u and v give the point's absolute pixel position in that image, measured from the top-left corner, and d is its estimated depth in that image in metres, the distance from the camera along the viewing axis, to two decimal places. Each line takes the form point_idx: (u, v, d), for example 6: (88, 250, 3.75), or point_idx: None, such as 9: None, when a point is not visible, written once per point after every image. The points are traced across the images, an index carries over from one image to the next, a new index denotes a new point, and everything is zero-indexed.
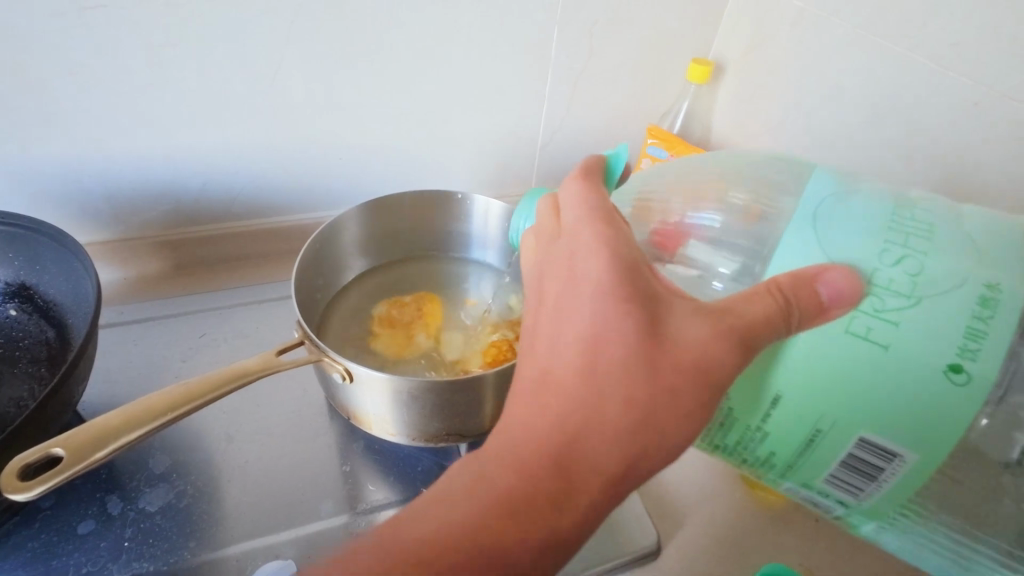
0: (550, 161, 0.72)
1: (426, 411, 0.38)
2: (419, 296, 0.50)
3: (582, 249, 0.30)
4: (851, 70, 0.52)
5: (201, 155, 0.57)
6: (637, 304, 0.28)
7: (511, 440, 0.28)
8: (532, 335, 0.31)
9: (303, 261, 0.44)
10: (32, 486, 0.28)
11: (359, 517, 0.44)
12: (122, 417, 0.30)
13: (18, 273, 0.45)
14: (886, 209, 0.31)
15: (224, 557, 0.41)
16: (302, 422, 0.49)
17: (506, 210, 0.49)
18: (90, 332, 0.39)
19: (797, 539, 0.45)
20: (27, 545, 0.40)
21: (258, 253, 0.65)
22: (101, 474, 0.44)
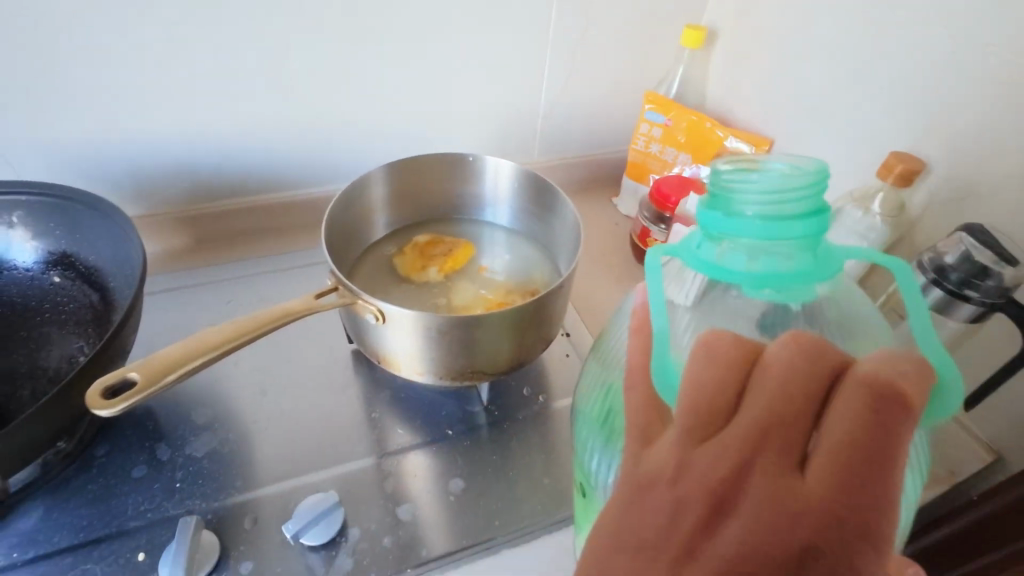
0: (552, 131, 0.75)
1: (452, 348, 0.41)
2: (457, 240, 0.54)
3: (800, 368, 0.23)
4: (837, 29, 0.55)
5: (219, 132, 0.60)
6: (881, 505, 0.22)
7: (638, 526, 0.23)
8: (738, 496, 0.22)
9: (331, 220, 0.47)
10: (119, 403, 0.30)
11: (390, 457, 0.47)
12: (188, 346, 0.33)
13: (60, 242, 0.48)
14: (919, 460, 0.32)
15: (267, 493, 0.44)
16: (332, 376, 0.53)
17: (516, 169, 0.51)
18: (139, 289, 0.41)
19: None
20: (86, 489, 0.43)
21: (275, 226, 0.68)
22: (149, 425, 0.48)
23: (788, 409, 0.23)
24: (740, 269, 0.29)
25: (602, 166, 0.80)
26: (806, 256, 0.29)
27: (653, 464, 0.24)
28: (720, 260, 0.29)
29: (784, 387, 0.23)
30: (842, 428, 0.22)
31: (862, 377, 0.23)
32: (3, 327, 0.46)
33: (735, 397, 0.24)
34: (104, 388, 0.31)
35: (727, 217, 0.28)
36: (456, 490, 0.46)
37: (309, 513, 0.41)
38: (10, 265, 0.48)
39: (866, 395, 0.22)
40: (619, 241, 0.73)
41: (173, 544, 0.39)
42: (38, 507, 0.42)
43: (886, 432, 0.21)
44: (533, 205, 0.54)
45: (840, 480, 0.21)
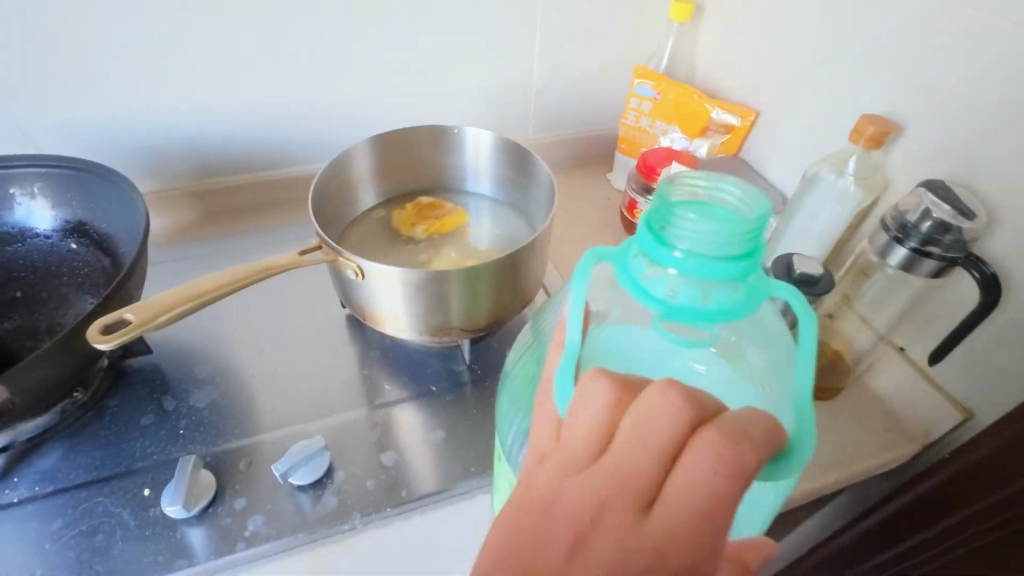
0: (545, 107, 0.76)
1: (427, 303, 0.44)
2: (457, 210, 0.57)
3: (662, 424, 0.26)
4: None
5: (222, 110, 0.63)
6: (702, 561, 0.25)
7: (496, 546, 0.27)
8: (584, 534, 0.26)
9: (319, 187, 0.49)
10: (117, 339, 0.34)
11: (377, 410, 0.50)
12: (180, 293, 0.36)
13: (75, 211, 0.52)
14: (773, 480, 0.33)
15: (262, 440, 0.48)
16: (326, 337, 0.56)
17: (496, 139, 0.54)
18: (142, 250, 0.45)
19: None
20: (99, 433, 0.48)
21: (278, 201, 0.71)
22: (157, 379, 0.52)
23: (643, 463, 0.26)
24: (660, 293, 0.29)
25: (595, 142, 0.81)
26: (725, 295, 0.28)
27: (535, 483, 0.28)
28: (645, 278, 0.29)
29: (644, 438, 0.26)
30: (688, 489, 0.25)
31: (715, 440, 0.25)
32: (25, 288, 0.50)
33: (603, 439, 0.27)
34: (105, 326, 0.35)
35: (659, 243, 0.28)
36: (437, 439, 0.49)
37: (297, 455, 0.44)
38: (32, 233, 0.52)
39: (710, 461, 0.25)
40: (610, 214, 0.75)
41: (174, 480, 0.43)
42: (57, 448, 0.46)
43: (715, 499, 0.25)
44: (514, 174, 0.56)
45: (674, 531, 0.25)
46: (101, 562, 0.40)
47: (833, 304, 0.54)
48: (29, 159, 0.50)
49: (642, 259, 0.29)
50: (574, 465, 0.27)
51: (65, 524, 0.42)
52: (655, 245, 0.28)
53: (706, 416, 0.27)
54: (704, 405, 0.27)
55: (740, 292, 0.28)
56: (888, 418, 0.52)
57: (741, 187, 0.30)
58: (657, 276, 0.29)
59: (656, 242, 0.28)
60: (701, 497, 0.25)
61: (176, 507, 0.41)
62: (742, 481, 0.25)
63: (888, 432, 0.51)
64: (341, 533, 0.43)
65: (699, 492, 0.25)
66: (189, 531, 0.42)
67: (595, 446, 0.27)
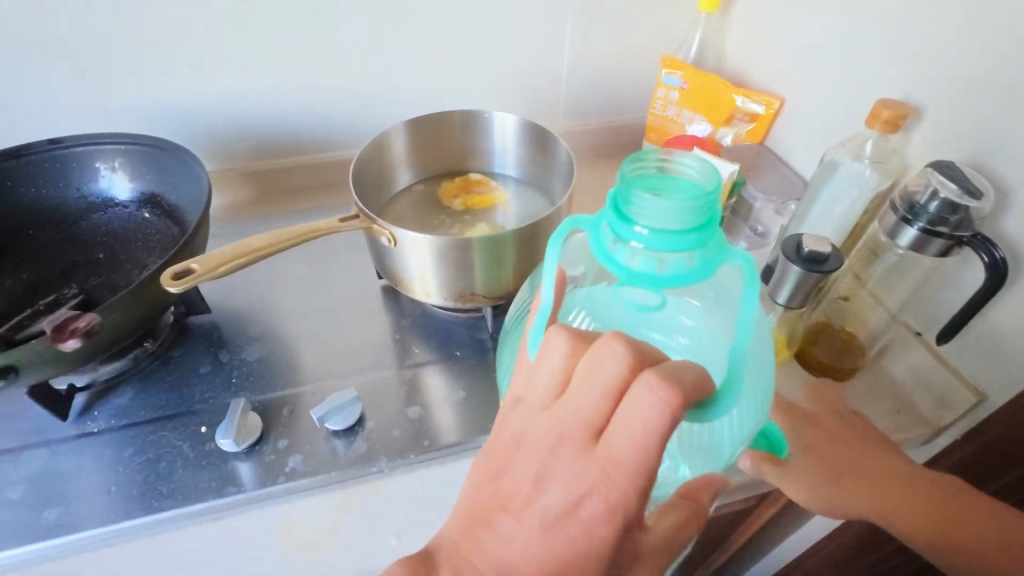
0: (575, 97, 0.79)
1: (452, 268, 0.48)
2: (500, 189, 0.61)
3: (604, 369, 0.30)
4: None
5: (276, 97, 0.69)
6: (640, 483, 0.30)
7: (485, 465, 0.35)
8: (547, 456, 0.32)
9: (359, 164, 0.54)
10: (183, 283, 0.39)
11: (405, 370, 0.55)
12: (237, 249, 0.42)
13: (149, 184, 0.59)
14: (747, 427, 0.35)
15: (303, 391, 0.53)
16: (363, 305, 0.61)
17: (521, 122, 0.57)
18: (205, 216, 0.51)
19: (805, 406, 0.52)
20: (164, 378, 0.54)
21: (325, 183, 0.77)
22: (214, 335, 0.58)
23: (589, 406, 0.31)
24: (623, 264, 0.28)
25: (625, 131, 0.83)
26: (684, 265, 0.28)
27: (513, 421, 0.34)
28: (609, 250, 0.28)
29: (595, 383, 0.31)
30: (624, 427, 0.30)
31: (651, 382, 0.29)
32: (107, 251, 0.58)
33: (562, 384, 0.32)
34: (173, 274, 0.41)
35: (621, 216, 0.27)
36: (459, 399, 0.53)
37: (333, 403, 0.49)
38: (113, 203, 0.59)
39: (643, 396, 0.29)
40: None
41: (226, 419, 0.48)
42: (130, 389, 0.53)
43: (647, 430, 0.29)
44: (538, 156, 0.59)
45: (617, 458, 0.30)
46: (164, 484, 0.46)
47: (847, 287, 0.55)
48: (112, 137, 0.57)
49: (606, 231, 0.28)
50: (538, 409, 0.33)
51: (135, 452, 0.48)
52: (618, 217, 0.27)
53: (646, 363, 0.30)
54: (645, 355, 0.31)
55: (699, 263, 0.28)
56: (902, 400, 0.52)
57: (698, 159, 0.29)
58: (620, 247, 0.28)
59: (618, 215, 0.27)
60: (635, 433, 0.29)
61: (228, 441, 0.47)
62: (673, 417, 0.29)
63: (900, 414, 0.52)
64: (370, 475, 0.48)
65: (632, 429, 0.29)
66: (238, 465, 0.47)
67: (553, 390, 0.33)
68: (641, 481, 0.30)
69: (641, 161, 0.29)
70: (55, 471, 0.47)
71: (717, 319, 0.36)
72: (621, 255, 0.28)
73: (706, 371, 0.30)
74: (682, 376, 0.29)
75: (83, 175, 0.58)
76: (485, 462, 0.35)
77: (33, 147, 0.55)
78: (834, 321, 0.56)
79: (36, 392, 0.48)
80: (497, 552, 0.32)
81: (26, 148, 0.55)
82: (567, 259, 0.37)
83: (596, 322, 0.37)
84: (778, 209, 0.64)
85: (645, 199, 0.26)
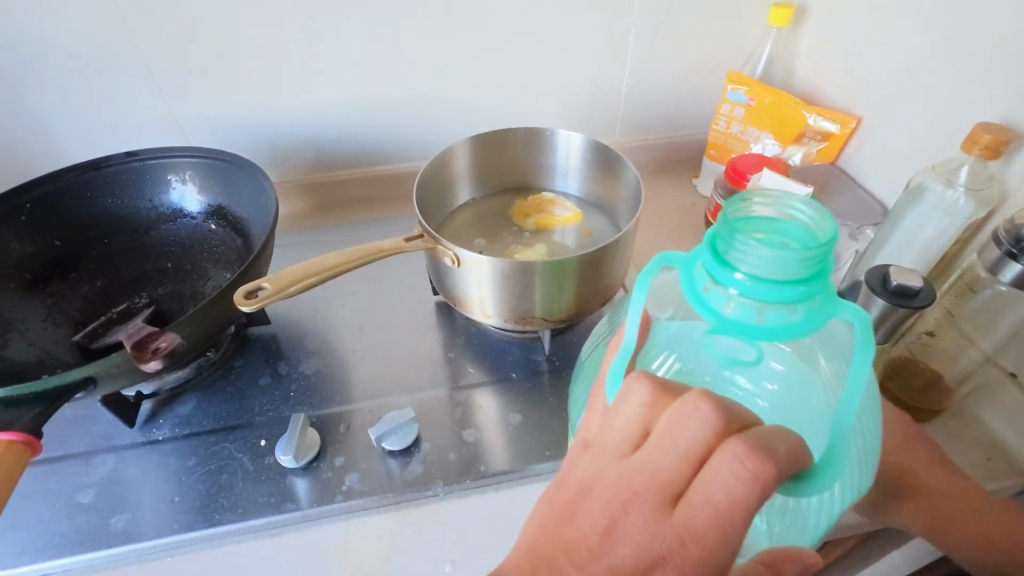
0: (634, 112, 0.77)
1: (515, 291, 0.47)
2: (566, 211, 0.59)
3: (688, 427, 0.29)
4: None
5: (338, 111, 0.70)
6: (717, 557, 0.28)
7: (553, 504, 0.33)
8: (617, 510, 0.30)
9: (423, 180, 0.54)
10: (255, 302, 0.40)
11: (460, 390, 0.54)
12: (306, 268, 0.42)
13: (216, 197, 0.60)
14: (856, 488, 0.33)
15: (358, 408, 0.53)
16: (418, 321, 0.61)
17: (586, 141, 0.56)
18: (272, 230, 0.51)
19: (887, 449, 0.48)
20: (225, 389, 0.55)
21: (380, 195, 0.78)
22: (273, 347, 0.59)
23: (669, 465, 0.29)
24: (717, 309, 0.29)
25: (683, 147, 0.81)
26: (782, 317, 0.28)
27: (582, 466, 0.33)
28: (704, 292, 0.29)
29: (676, 443, 0.29)
30: (706, 492, 0.28)
31: (738, 451, 0.27)
32: (176, 262, 0.59)
33: (638, 436, 0.31)
34: (246, 292, 0.41)
35: (721, 261, 0.28)
36: (514, 423, 0.52)
37: (391, 422, 0.49)
38: (183, 214, 0.61)
39: (729, 464, 0.27)
40: (694, 218, 0.75)
41: (287, 433, 0.49)
42: (192, 399, 0.54)
43: (731, 501, 0.27)
44: (602, 175, 0.58)
45: (695, 523, 0.28)
46: (225, 496, 0.47)
47: (934, 321, 0.51)
48: (185, 150, 0.58)
49: (702, 273, 0.30)
50: (613, 457, 0.32)
51: (198, 462, 0.49)
52: (718, 261, 0.28)
53: (734, 428, 0.28)
54: (734, 418, 0.29)
55: (801, 316, 0.28)
56: (993, 446, 0.49)
57: (811, 206, 0.29)
58: (716, 291, 0.28)
59: (718, 259, 0.28)
60: (721, 502, 0.27)
61: (288, 457, 0.47)
62: (762, 491, 0.26)
63: (990, 461, 0.48)
64: (425, 497, 0.47)
65: (717, 497, 0.27)
66: (296, 481, 0.48)
67: (632, 441, 0.31)
68: (720, 553, 0.28)
69: (744, 207, 0.29)
70: (123, 477, 0.48)
71: (819, 374, 0.34)
72: (717, 299, 0.28)
73: (802, 440, 0.28)
74: (772, 446, 0.27)
75: (156, 186, 0.60)
76: (552, 501, 0.33)
77: (112, 160, 0.58)
78: (918, 357, 0.52)
79: (107, 399, 0.49)
80: None
81: (106, 161, 0.57)
82: (658, 298, 0.38)
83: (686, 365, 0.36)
84: (851, 234, 0.61)
85: (751, 247, 0.27)
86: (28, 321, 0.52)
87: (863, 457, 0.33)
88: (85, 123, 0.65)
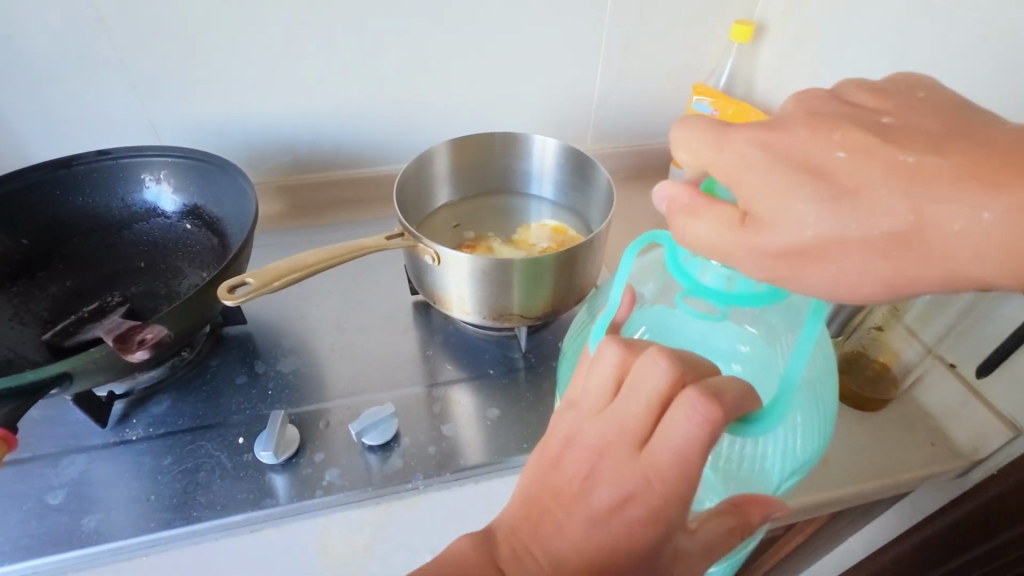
0: (606, 120, 0.80)
1: (493, 288, 0.49)
2: (552, 227, 0.60)
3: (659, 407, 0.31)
4: (886, 7, 0.57)
5: (317, 115, 0.71)
6: (677, 493, 0.30)
7: (532, 466, 0.35)
8: (593, 458, 0.32)
9: (402, 182, 0.56)
10: (237, 297, 0.40)
11: (438, 386, 0.55)
12: (290, 262, 0.43)
13: (193, 197, 0.60)
14: (812, 438, 0.39)
15: (336, 405, 0.53)
16: (396, 320, 0.62)
17: (561, 147, 0.58)
18: (251, 228, 0.52)
19: (841, 435, 0.52)
20: (201, 388, 0.55)
21: (357, 198, 0.78)
22: (249, 346, 0.59)
23: (638, 418, 0.31)
24: (695, 276, 0.34)
25: (652, 155, 0.85)
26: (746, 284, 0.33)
27: (560, 425, 0.35)
28: (684, 261, 0.35)
29: (643, 393, 0.31)
30: (667, 436, 0.30)
31: (692, 397, 0.29)
32: (149, 263, 0.59)
33: (612, 389, 0.33)
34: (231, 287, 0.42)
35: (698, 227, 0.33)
36: (492, 416, 0.53)
37: (369, 418, 0.50)
38: (157, 212, 0.61)
39: (689, 405, 0.29)
40: (663, 222, 0.78)
41: (266, 430, 0.49)
42: (167, 398, 0.54)
43: (689, 441, 0.29)
44: (576, 180, 0.60)
45: (660, 464, 0.30)
46: (203, 494, 0.46)
47: (882, 317, 0.55)
48: (161, 149, 0.58)
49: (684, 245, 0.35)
50: (590, 413, 0.34)
51: (173, 460, 0.49)
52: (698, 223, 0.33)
53: (691, 378, 0.31)
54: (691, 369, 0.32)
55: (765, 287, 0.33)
56: (936, 432, 0.52)
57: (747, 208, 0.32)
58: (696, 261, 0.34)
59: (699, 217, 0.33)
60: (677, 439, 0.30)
61: (267, 453, 0.47)
62: (717, 427, 0.29)
63: (934, 446, 0.52)
64: (405, 491, 0.48)
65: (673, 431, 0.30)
66: (274, 477, 0.48)
67: (607, 395, 0.33)
68: (681, 489, 0.30)
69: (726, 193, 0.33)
70: (94, 478, 0.48)
71: (781, 346, 0.38)
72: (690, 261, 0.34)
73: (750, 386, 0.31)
74: (734, 402, 0.30)
75: (130, 185, 0.59)
76: (536, 459, 0.35)
77: (85, 160, 0.57)
78: (869, 351, 0.56)
79: (79, 398, 0.48)
80: (546, 548, 0.31)
81: (77, 159, 0.57)
82: (637, 276, 0.41)
83: (661, 339, 0.40)
84: None
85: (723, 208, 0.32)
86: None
87: (817, 411, 0.39)
88: (54, 120, 0.64)
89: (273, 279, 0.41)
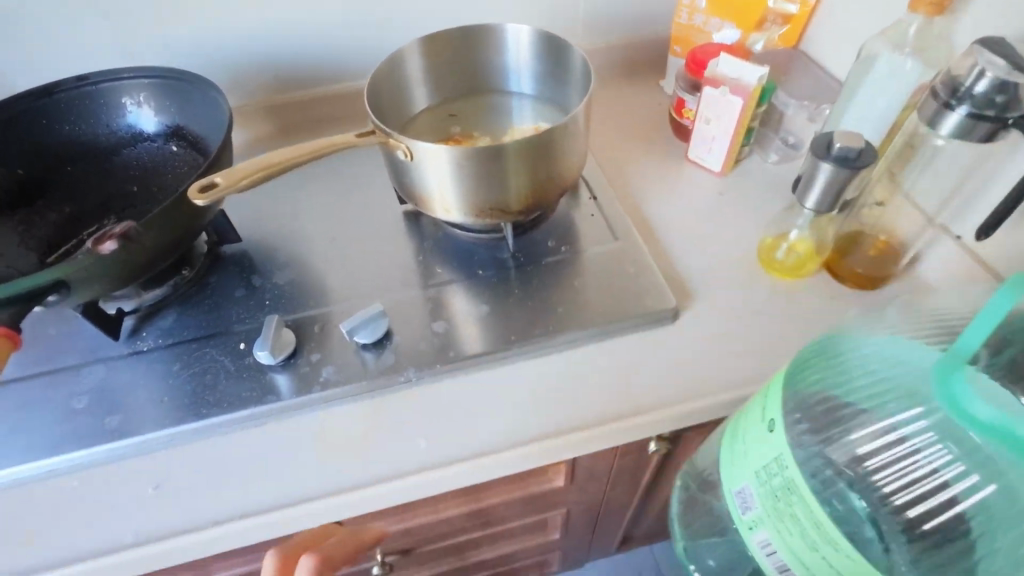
0: (597, 10, 0.75)
1: (472, 181, 0.48)
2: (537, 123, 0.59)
3: None
4: None
5: (293, 25, 0.69)
6: None
7: None
8: None
9: (376, 83, 0.54)
10: (204, 198, 0.41)
11: (429, 289, 0.56)
12: (252, 163, 0.43)
13: (173, 117, 0.60)
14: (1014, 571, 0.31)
15: (332, 311, 0.55)
16: (388, 229, 0.62)
17: (539, 32, 0.55)
18: (227, 135, 0.52)
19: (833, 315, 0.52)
20: (203, 302, 0.57)
21: (345, 115, 0.77)
22: (246, 262, 0.60)
23: None
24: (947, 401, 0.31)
25: (650, 46, 0.80)
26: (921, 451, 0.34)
27: None
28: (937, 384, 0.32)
29: None
30: None
31: None
32: (141, 186, 0.60)
33: None
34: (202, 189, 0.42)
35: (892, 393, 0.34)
36: (481, 313, 0.54)
37: (360, 317, 0.51)
38: (142, 137, 0.61)
39: None
40: (660, 116, 0.74)
41: (263, 333, 0.51)
42: (172, 312, 0.56)
43: None
44: (557, 66, 0.57)
45: None
46: (211, 394, 0.50)
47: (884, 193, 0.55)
48: (135, 69, 0.58)
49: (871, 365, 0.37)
50: None
51: (182, 366, 0.52)
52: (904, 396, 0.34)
53: None
54: None
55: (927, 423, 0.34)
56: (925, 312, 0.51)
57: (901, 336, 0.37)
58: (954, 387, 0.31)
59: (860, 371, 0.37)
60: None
61: (265, 352, 0.50)
62: None
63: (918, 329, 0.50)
64: (399, 384, 0.50)
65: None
66: (275, 376, 0.50)
67: None
68: None
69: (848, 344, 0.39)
70: (111, 385, 0.51)
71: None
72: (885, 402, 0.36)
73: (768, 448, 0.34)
74: None
75: (112, 111, 0.59)
76: None
77: (64, 85, 0.57)
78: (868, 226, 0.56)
79: (88, 312, 0.51)
80: None
81: (57, 86, 0.57)
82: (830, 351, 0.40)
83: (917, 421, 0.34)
84: (812, 116, 0.65)
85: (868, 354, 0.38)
86: (4, 249, 0.54)
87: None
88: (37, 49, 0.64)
89: (237, 179, 0.41)
